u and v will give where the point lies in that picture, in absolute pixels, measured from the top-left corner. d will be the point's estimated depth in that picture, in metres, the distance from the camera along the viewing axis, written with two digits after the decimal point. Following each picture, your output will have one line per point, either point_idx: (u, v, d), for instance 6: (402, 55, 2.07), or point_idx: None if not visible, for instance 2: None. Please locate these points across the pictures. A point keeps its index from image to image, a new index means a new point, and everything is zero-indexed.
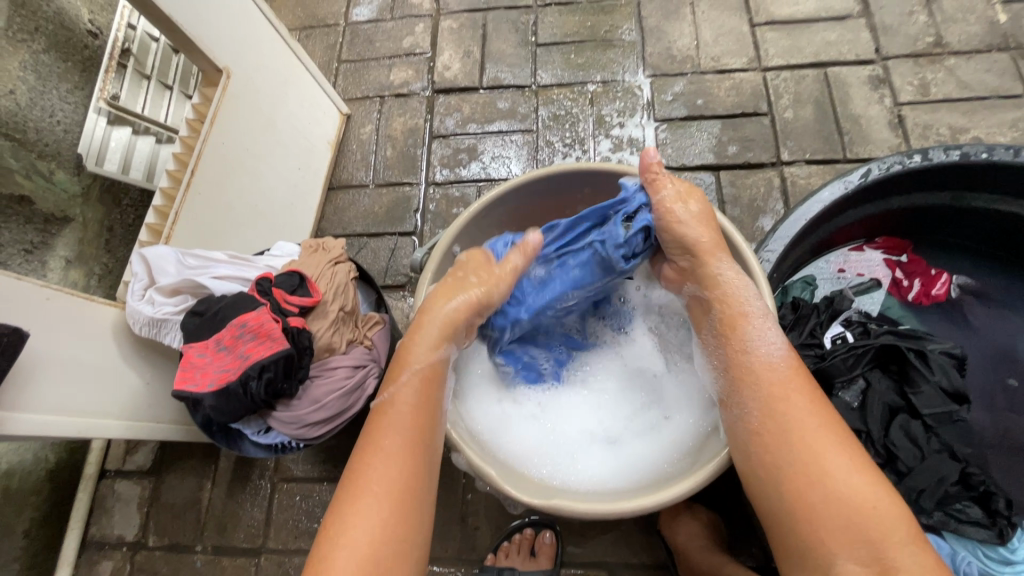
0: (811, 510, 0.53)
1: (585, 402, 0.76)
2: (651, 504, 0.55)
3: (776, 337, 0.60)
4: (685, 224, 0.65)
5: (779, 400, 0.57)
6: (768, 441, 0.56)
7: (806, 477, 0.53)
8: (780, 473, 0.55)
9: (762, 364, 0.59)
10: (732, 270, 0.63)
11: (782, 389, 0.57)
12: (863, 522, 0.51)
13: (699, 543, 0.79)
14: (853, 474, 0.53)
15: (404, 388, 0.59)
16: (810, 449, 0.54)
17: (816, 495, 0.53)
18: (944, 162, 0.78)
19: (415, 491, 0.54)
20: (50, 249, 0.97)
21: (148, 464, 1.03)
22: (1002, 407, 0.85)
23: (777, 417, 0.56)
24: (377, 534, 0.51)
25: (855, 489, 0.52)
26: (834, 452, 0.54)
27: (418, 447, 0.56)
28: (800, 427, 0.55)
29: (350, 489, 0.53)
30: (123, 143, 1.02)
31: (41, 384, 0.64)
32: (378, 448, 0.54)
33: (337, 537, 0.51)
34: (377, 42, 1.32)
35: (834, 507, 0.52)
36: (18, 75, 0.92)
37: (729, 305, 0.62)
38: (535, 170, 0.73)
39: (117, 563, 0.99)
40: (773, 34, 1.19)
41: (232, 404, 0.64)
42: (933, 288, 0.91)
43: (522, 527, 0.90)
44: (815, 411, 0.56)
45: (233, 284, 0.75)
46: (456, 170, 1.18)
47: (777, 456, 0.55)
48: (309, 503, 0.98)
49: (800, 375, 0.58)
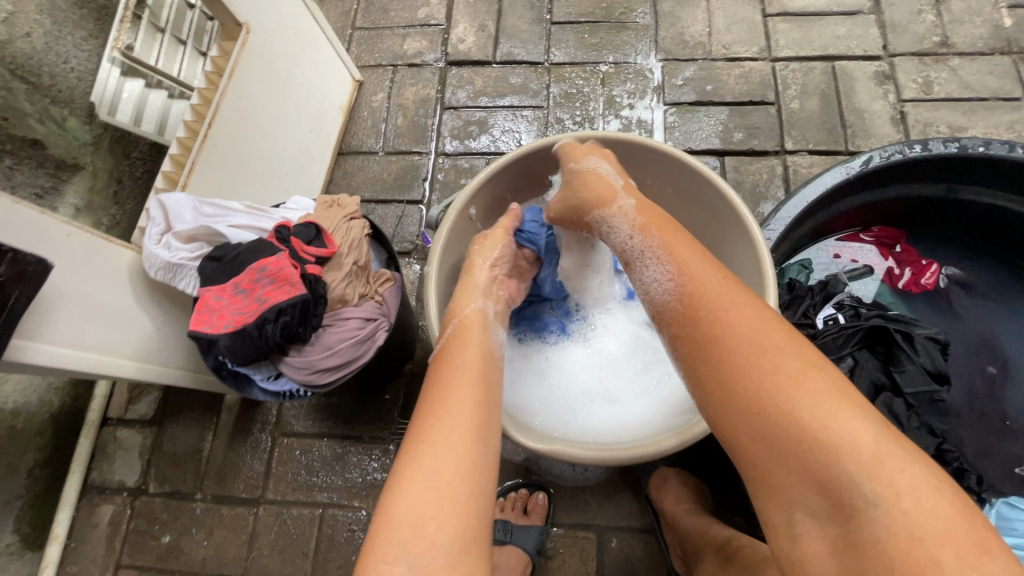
0: (752, 433, 0.46)
1: (585, 363, 0.80)
2: (646, 451, 0.59)
3: (654, 273, 0.57)
4: (582, 181, 0.67)
5: (700, 320, 0.52)
6: (701, 372, 0.51)
7: (740, 407, 0.47)
8: (718, 408, 0.49)
9: (661, 306, 0.56)
10: (612, 217, 0.64)
11: (705, 304, 0.52)
12: (803, 455, 0.43)
13: (684, 506, 0.83)
14: (796, 397, 0.44)
15: (465, 331, 0.64)
16: (747, 374, 0.47)
17: (753, 430, 0.46)
18: (943, 154, 0.81)
19: (487, 438, 0.55)
20: (60, 196, 0.97)
21: (150, 414, 1.05)
22: (979, 392, 0.88)
23: (701, 338, 0.51)
24: (451, 449, 0.52)
25: (799, 414, 0.44)
26: (773, 367, 0.46)
27: (485, 388, 0.58)
28: (731, 344, 0.49)
29: (424, 411, 0.56)
30: (136, 94, 1.03)
31: (60, 318, 0.66)
32: (447, 376, 0.58)
33: (413, 451, 0.52)
34: (392, 12, 1.32)
35: (776, 443, 0.44)
36: (34, 18, 0.91)
37: (621, 254, 0.63)
38: (539, 139, 0.74)
39: (116, 507, 1.01)
40: (785, 25, 1.21)
41: (247, 345, 0.66)
42: (923, 277, 0.94)
43: (517, 487, 0.94)
44: (749, 326, 0.49)
45: (249, 233, 0.76)
46: (466, 142, 1.20)
47: (712, 387, 0.50)
48: (309, 457, 1.00)
49: (729, 294, 0.52)
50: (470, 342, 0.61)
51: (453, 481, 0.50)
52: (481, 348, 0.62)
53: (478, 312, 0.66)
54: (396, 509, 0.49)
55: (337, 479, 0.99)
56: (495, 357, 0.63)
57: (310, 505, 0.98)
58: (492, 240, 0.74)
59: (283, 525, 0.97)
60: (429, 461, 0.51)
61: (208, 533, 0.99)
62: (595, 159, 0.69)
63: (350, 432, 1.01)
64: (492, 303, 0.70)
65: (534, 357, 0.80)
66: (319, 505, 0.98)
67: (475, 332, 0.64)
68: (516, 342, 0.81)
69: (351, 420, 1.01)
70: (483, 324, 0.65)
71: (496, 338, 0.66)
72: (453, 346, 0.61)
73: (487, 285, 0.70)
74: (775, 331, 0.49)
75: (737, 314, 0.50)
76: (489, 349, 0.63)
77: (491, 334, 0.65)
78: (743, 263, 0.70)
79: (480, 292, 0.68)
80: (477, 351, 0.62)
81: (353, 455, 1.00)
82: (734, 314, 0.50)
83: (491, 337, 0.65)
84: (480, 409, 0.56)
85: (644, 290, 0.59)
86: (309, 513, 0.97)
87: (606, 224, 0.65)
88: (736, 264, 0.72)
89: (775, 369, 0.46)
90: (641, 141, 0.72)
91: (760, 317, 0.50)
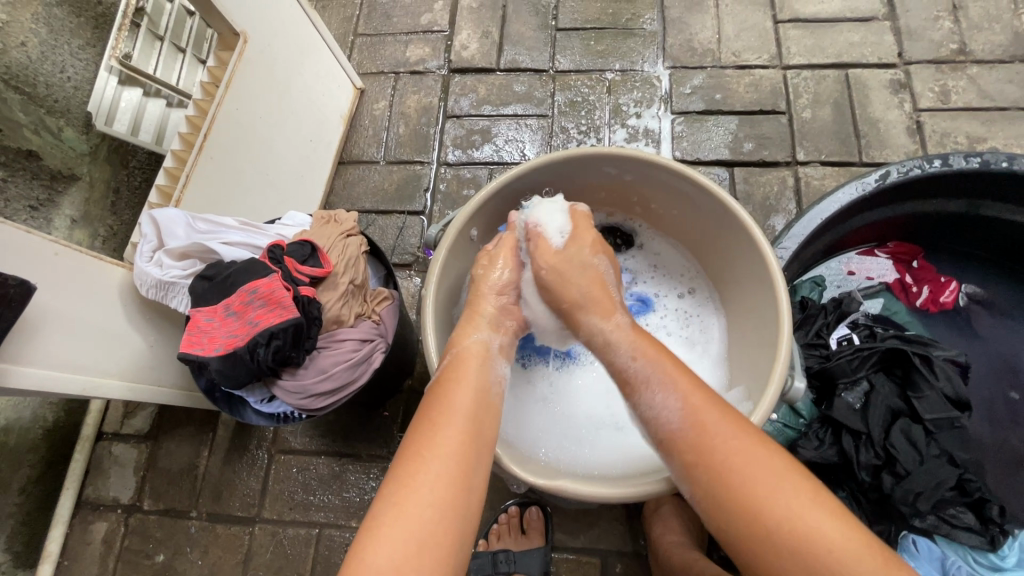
0: (758, 539, 0.49)
1: (592, 387, 0.77)
2: (637, 492, 0.56)
3: (663, 401, 0.57)
4: (589, 276, 0.68)
5: (695, 440, 0.54)
6: (705, 491, 0.52)
7: (748, 510, 0.50)
8: (722, 515, 0.52)
9: (665, 436, 0.56)
10: (606, 330, 0.64)
11: (700, 433, 0.54)
12: (815, 556, 0.47)
13: (673, 538, 0.80)
14: (792, 499, 0.49)
15: (461, 365, 0.60)
16: (743, 479, 0.51)
17: (769, 550, 0.49)
18: (964, 169, 0.78)
19: (471, 483, 0.52)
20: (56, 207, 0.95)
21: (145, 429, 1.03)
22: (1000, 417, 0.86)
23: (708, 456, 0.53)
24: (433, 495, 0.50)
25: (803, 520, 0.48)
26: (766, 478, 0.50)
27: (478, 429, 0.56)
28: (728, 459, 0.52)
29: (412, 449, 0.53)
30: (133, 103, 0.99)
31: (46, 340, 0.64)
32: (438, 414, 0.55)
33: (394, 494, 0.50)
34: (395, 18, 1.30)
35: (787, 549, 0.48)
36: (30, 27, 0.89)
37: (618, 374, 0.62)
38: (540, 156, 0.71)
39: (110, 525, 0.99)
40: (797, 32, 1.17)
41: (238, 369, 0.65)
42: (942, 295, 0.91)
43: (508, 506, 0.92)
44: (736, 437, 0.53)
45: (243, 251, 0.75)
46: (469, 152, 1.17)
47: (719, 504, 0.52)
48: (306, 475, 0.98)
49: (721, 417, 0.54)
50: (469, 379, 0.58)
51: (431, 532, 0.49)
52: (480, 383, 0.59)
53: (484, 346, 0.63)
54: (370, 556, 0.47)
55: (335, 498, 0.96)
56: (492, 393, 0.60)
57: (306, 524, 0.96)
58: (509, 263, 0.71)
59: (278, 545, 0.95)
60: (410, 507, 0.49)
61: (202, 552, 0.97)
62: (594, 253, 0.70)
63: (348, 449, 0.98)
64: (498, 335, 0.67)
65: (538, 383, 0.77)
66: (316, 525, 0.95)
67: (474, 367, 0.60)
68: (520, 368, 0.78)
69: (349, 437, 0.99)
70: (486, 357, 0.62)
71: (498, 373, 0.62)
72: (449, 381, 0.58)
73: (496, 318, 0.67)
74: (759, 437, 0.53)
75: (723, 429, 0.54)
76: (488, 386, 0.60)
77: (494, 369, 0.62)
78: (755, 282, 0.67)
79: (488, 325, 0.66)
80: (474, 388, 0.58)
81: (351, 473, 0.97)
82: (719, 429, 0.54)
83: (492, 373, 0.61)
84: (469, 457, 0.53)
85: (648, 418, 0.58)
86: (305, 533, 0.95)
87: (596, 334, 0.65)
88: (749, 287, 0.69)
89: (762, 470, 0.51)
90: (645, 157, 0.69)
91: (748, 431, 0.53)
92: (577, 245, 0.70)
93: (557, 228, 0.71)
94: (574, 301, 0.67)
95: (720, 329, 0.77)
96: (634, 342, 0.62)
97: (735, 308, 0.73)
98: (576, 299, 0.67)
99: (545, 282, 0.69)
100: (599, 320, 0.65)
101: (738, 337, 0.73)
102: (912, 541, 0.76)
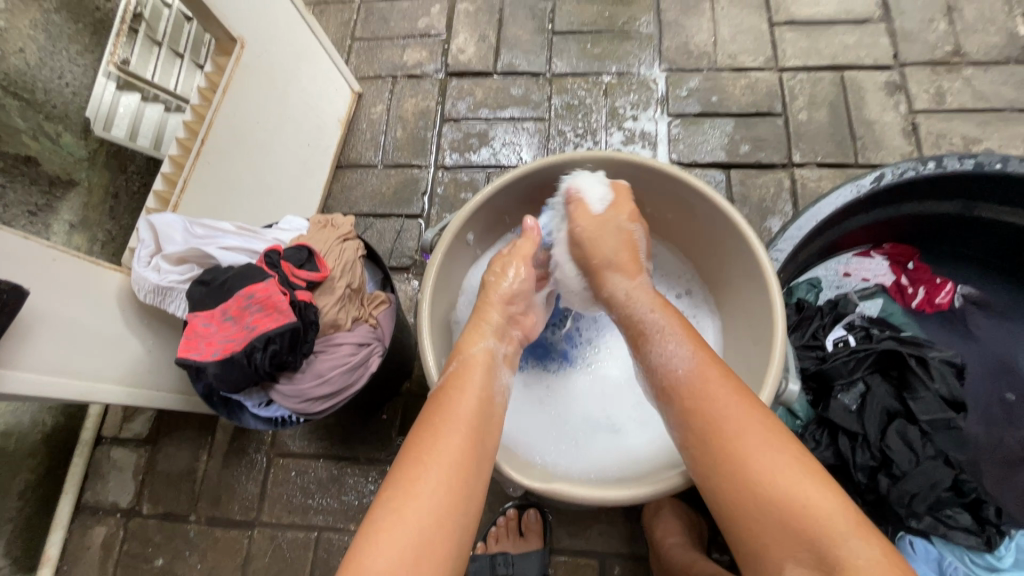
0: (741, 501, 0.50)
1: (589, 389, 0.77)
2: (631, 495, 0.56)
3: (676, 350, 0.59)
4: (615, 246, 0.71)
5: (692, 402, 0.56)
6: (699, 452, 0.54)
7: (733, 470, 0.51)
8: (710, 476, 0.53)
9: (669, 382, 0.58)
10: (628, 287, 0.69)
11: (699, 388, 0.56)
12: (795, 522, 0.47)
13: (673, 540, 0.80)
14: (778, 464, 0.50)
15: (463, 372, 0.61)
16: (733, 441, 0.52)
17: (760, 519, 0.49)
18: (958, 171, 0.78)
19: (470, 490, 0.53)
20: (54, 212, 0.95)
21: (144, 433, 1.03)
22: (996, 418, 0.86)
23: (702, 419, 0.54)
24: (431, 501, 0.50)
25: (788, 488, 0.49)
26: (758, 447, 0.51)
27: (479, 437, 0.56)
28: (721, 424, 0.53)
29: (412, 454, 0.54)
30: (132, 108, 1.01)
31: (44, 346, 0.64)
32: (440, 420, 0.56)
33: (393, 500, 0.50)
34: (392, 22, 1.31)
35: (768, 510, 0.49)
36: (28, 34, 0.89)
37: (634, 325, 0.66)
38: (535, 160, 0.71)
39: (110, 529, 0.99)
40: (792, 34, 1.18)
41: (235, 374, 0.65)
42: (937, 296, 0.91)
43: (508, 509, 0.93)
44: (730, 403, 0.54)
45: (240, 256, 0.75)
46: (466, 155, 1.18)
47: (707, 461, 0.53)
48: (305, 479, 0.98)
49: (725, 375, 0.56)
50: (471, 387, 0.58)
51: (428, 538, 0.49)
52: (481, 391, 0.60)
53: (482, 350, 0.64)
54: (367, 560, 0.47)
55: (334, 501, 0.96)
56: (493, 402, 0.60)
57: (305, 528, 0.96)
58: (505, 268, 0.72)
59: (277, 549, 0.95)
60: (408, 512, 0.50)
61: (202, 556, 0.97)
62: (630, 221, 0.72)
63: (347, 453, 0.98)
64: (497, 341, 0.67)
65: (536, 386, 0.77)
66: (315, 529, 0.96)
67: (475, 374, 0.61)
68: (518, 370, 0.79)
69: (347, 441, 0.99)
70: (488, 364, 0.63)
71: (499, 380, 0.63)
72: (451, 388, 0.58)
73: (495, 323, 0.67)
74: (752, 404, 0.54)
75: (721, 394, 0.55)
76: (490, 394, 0.60)
77: (496, 376, 0.62)
78: (750, 286, 0.67)
79: (485, 330, 0.66)
80: (476, 396, 0.59)
81: (350, 477, 0.97)
82: (718, 394, 0.55)
83: (494, 381, 0.61)
84: (469, 465, 0.54)
85: (657, 363, 0.61)
86: (304, 536, 0.95)
87: (618, 292, 0.69)
88: (744, 291, 0.69)
89: (753, 436, 0.52)
90: (645, 162, 0.70)
91: (744, 399, 0.54)
92: (612, 212, 0.71)
93: (596, 196, 0.73)
94: (600, 262, 0.71)
95: (715, 331, 0.77)
96: (653, 299, 0.66)
97: (731, 311, 0.73)
98: (603, 261, 0.71)
99: (581, 238, 0.73)
100: (623, 278, 0.69)
101: (733, 340, 0.73)
102: (908, 541, 0.76)
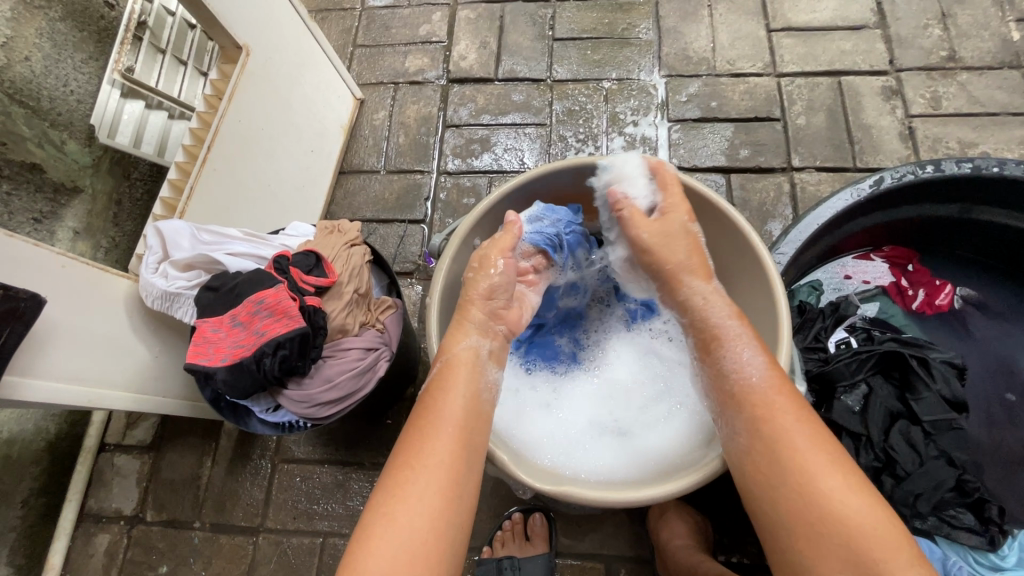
0: (801, 516, 0.50)
1: (596, 394, 0.78)
2: (639, 496, 0.56)
3: (749, 356, 0.57)
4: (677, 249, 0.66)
5: (762, 415, 0.55)
6: (766, 468, 0.53)
7: (798, 486, 0.51)
8: (775, 492, 0.52)
9: (744, 391, 0.56)
10: (704, 292, 0.64)
11: (769, 406, 0.55)
12: (853, 543, 0.48)
13: (680, 542, 0.80)
14: (842, 486, 0.50)
15: (449, 373, 0.60)
16: (790, 457, 0.52)
17: (823, 535, 0.49)
18: (956, 174, 0.79)
19: (460, 491, 0.53)
20: (59, 219, 0.95)
21: (148, 439, 1.03)
22: (997, 417, 0.87)
23: (765, 435, 0.54)
24: (420, 504, 0.51)
25: (847, 513, 0.49)
26: (823, 470, 0.51)
27: (467, 438, 0.56)
28: (787, 443, 0.53)
29: (400, 460, 0.54)
30: (136, 115, 1.00)
31: (53, 353, 0.64)
32: (427, 424, 0.56)
33: (382, 507, 0.51)
34: (394, 29, 1.32)
35: (828, 530, 0.49)
36: (33, 42, 0.90)
37: (706, 331, 0.62)
38: (534, 168, 0.73)
39: (113, 536, 0.99)
40: (790, 40, 1.19)
41: (245, 379, 0.65)
42: (937, 298, 0.93)
43: (512, 513, 0.92)
44: (794, 423, 0.54)
45: (247, 261, 0.75)
46: (468, 160, 1.18)
47: (771, 478, 0.52)
48: (309, 484, 0.98)
49: (790, 394, 0.55)
50: (457, 388, 0.58)
51: (419, 543, 0.49)
52: (468, 391, 0.59)
53: (469, 351, 0.62)
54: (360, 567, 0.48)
55: (338, 507, 0.96)
56: (481, 401, 0.60)
57: (310, 533, 0.96)
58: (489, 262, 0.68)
59: (282, 555, 0.95)
60: (398, 518, 0.50)
61: (206, 563, 0.96)
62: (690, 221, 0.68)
63: (351, 458, 0.98)
64: (485, 339, 0.65)
65: (543, 390, 0.78)
66: (320, 534, 0.95)
67: (462, 375, 0.60)
68: (524, 373, 0.80)
69: (351, 446, 0.99)
70: (474, 364, 0.62)
71: (486, 379, 0.62)
72: (438, 390, 0.58)
73: (480, 321, 0.66)
74: (819, 428, 0.54)
75: (787, 415, 0.54)
76: (477, 393, 0.60)
77: (482, 376, 0.62)
78: (751, 289, 0.69)
79: (471, 327, 0.65)
80: (463, 397, 0.58)
81: (354, 482, 0.97)
82: (784, 413, 0.54)
83: (480, 380, 0.61)
84: (458, 466, 0.54)
85: (729, 371, 0.58)
86: (310, 542, 0.95)
87: (693, 297, 0.64)
88: (746, 293, 0.70)
89: (814, 457, 0.52)
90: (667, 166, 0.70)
91: (812, 425, 0.54)
92: (672, 212, 0.68)
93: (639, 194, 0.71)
94: (667, 268, 0.66)
95: None
96: (728, 309, 0.62)
97: None
98: (673, 264, 0.66)
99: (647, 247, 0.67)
100: (699, 283, 0.65)
101: None
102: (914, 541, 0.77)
